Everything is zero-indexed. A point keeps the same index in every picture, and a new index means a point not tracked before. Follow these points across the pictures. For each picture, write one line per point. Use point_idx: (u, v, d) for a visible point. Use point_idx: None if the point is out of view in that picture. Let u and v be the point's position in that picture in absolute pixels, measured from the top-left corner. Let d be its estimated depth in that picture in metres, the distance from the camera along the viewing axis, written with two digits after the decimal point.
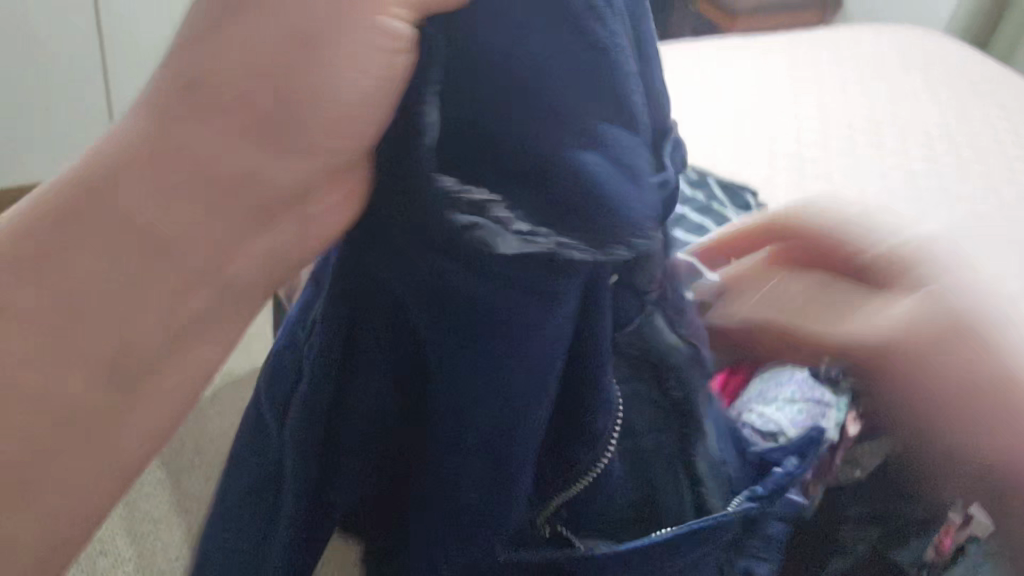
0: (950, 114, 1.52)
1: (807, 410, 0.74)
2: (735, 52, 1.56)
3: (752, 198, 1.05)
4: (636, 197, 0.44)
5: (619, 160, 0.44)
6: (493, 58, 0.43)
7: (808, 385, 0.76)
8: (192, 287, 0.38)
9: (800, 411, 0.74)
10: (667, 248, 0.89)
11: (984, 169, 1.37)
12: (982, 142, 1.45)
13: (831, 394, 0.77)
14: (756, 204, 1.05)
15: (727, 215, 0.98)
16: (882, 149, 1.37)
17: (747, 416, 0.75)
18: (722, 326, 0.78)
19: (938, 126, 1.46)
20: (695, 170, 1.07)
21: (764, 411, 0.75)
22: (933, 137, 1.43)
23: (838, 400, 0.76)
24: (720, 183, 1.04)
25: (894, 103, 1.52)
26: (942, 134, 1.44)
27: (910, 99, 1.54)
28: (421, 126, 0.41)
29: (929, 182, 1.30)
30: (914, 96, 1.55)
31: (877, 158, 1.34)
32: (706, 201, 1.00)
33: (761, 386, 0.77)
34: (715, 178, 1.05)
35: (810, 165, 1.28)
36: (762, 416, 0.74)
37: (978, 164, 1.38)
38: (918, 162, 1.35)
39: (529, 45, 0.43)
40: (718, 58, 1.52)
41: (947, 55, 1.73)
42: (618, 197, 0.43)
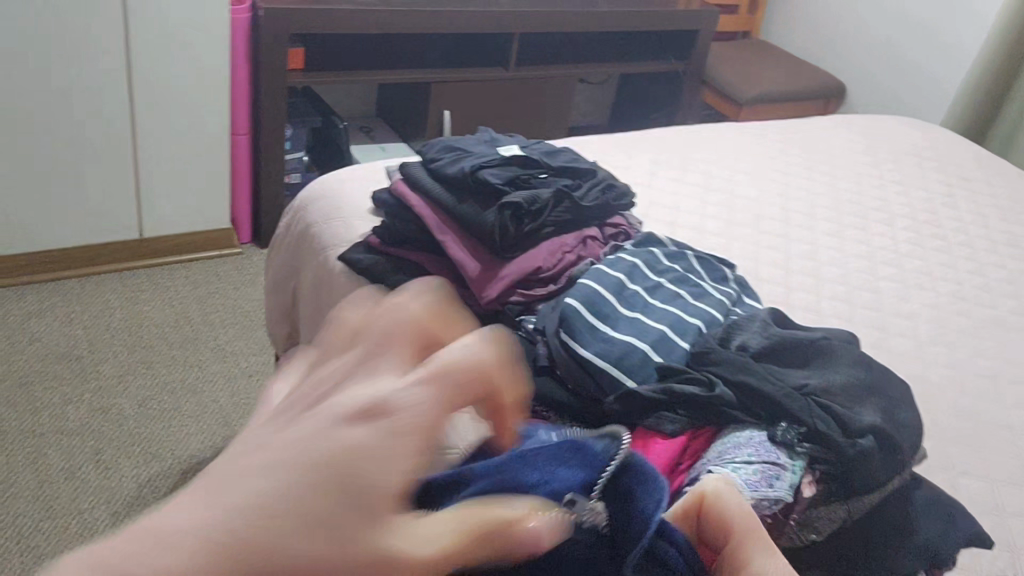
0: (929, 184, 1.61)
1: (762, 471, 0.73)
2: (723, 134, 1.69)
3: (730, 272, 1.11)
4: (795, 448, 0.76)
5: (795, 521, 0.73)
6: (817, 531, 0.73)
7: (764, 448, 0.75)
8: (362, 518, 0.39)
9: (754, 471, 0.72)
10: (641, 316, 0.94)
11: (956, 236, 1.44)
12: (960, 210, 1.54)
13: (788, 457, 0.75)
14: (734, 278, 1.10)
15: (702, 287, 1.03)
16: (856, 215, 1.46)
17: (704, 478, 0.73)
18: (688, 387, 0.82)
19: (925, 212, 1.51)
20: (674, 244, 1.12)
21: (721, 472, 0.73)
22: (911, 202, 1.53)
23: (793, 463, 0.74)
24: (699, 256, 1.10)
25: (879, 175, 1.62)
26: (920, 201, 1.54)
27: (893, 173, 1.64)
28: (788, 514, 0.73)
29: (905, 249, 1.38)
30: (896, 168, 1.66)
31: (850, 226, 1.42)
32: (682, 273, 1.05)
33: (720, 447, 0.77)
34: (693, 252, 1.10)
35: (795, 229, 1.37)
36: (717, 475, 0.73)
37: (957, 231, 1.46)
38: (897, 228, 1.44)
39: (821, 527, 0.73)
40: (706, 139, 1.65)
41: (935, 146, 1.79)
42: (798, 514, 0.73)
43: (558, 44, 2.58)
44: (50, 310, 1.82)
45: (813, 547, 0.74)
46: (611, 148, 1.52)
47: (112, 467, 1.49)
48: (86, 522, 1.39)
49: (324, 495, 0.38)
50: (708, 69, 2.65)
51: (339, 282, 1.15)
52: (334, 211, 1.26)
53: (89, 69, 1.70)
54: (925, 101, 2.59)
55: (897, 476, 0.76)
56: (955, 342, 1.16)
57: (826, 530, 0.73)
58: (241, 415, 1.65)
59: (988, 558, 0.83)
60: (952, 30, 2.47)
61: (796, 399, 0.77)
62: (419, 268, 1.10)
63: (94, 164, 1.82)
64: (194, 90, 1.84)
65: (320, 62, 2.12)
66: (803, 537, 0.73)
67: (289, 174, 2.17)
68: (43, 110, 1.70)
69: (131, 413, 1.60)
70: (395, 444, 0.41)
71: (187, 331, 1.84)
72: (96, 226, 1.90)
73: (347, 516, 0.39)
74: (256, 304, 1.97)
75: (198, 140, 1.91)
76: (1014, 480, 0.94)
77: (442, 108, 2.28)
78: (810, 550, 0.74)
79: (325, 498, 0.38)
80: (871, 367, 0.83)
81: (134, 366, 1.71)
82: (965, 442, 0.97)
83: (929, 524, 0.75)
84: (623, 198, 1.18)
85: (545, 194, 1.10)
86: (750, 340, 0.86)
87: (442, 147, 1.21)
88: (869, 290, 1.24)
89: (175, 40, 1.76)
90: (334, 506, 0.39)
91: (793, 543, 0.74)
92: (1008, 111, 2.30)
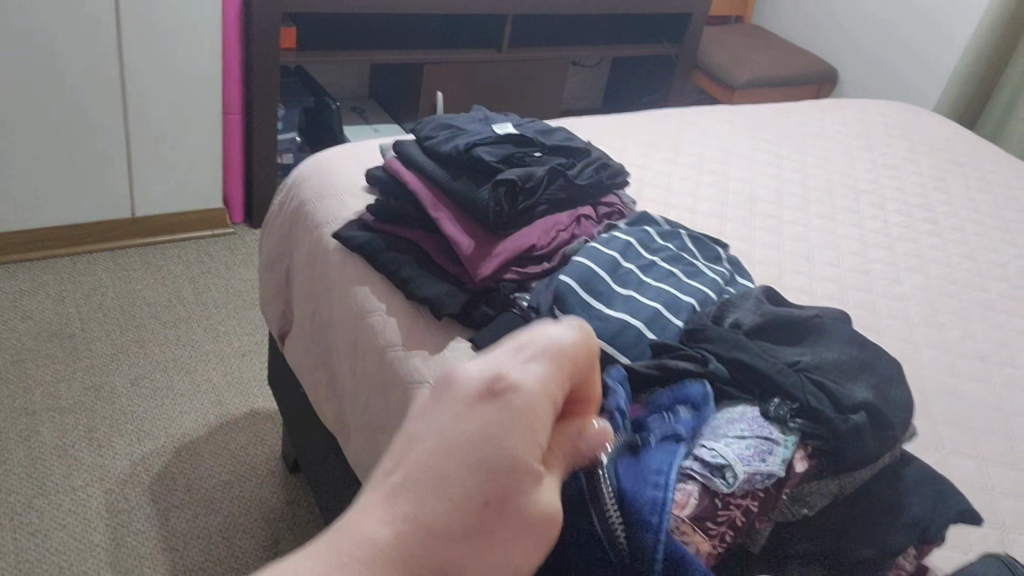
0: (920, 168, 1.62)
1: (755, 446, 0.73)
2: (717, 117, 1.69)
3: (724, 252, 1.11)
4: (788, 424, 0.75)
5: (784, 497, 0.73)
6: (804, 508, 0.74)
7: (757, 424, 0.75)
8: (523, 474, 0.37)
9: (747, 446, 0.73)
10: (635, 294, 0.95)
11: (947, 220, 1.45)
12: (952, 194, 1.54)
13: (781, 432, 0.75)
14: (727, 258, 1.11)
15: (696, 266, 1.03)
16: (848, 198, 1.47)
17: (698, 451, 0.73)
18: (682, 363, 0.82)
19: (916, 196, 1.51)
20: (668, 223, 1.13)
21: (714, 446, 0.73)
22: (904, 186, 1.54)
23: (786, 438, 0.74)
24: (692, 236, 1.10)
25: (871, 158, 1.63)
26: (912, 185, 1.55)
27: (885, 156, 1.65)
28: (778, 490, 0.73)
29: (896, 231, 1.38)
30: (888, 151, 1.67)
31: (843, 208, 1.43)
32: (676, 252, 1.05)
33: (713, 423, 0.78)
34: (687, 231, 1.10)
35: (788, 211, 1.38)
36: (711, 449, 0.73)
37: (948, 215, 1.47)
38: (889, 212, 1.44)
39: (808, 504, 0.74)
40: (700, 121, 1.65)
41: (926, 131, 1.80)
42: (789, 490, 0.73)
43: (552, 27, 2.57)
44: (41, 288, 1.81)
45: (801, 523, 0.74)
46: (605, 129, 1.52)
47: (104, 444, 1.49)
48: (79, 499, 1.39)
49: (473, 459, 0.36)
50: (700, 52, 2.64)
51: (333, 259, 1.15)
52: (328, 189, 1.26)
53: (82, 46, 1.69)
54: (918, 85, 2.59)
55: (888, 452, 0.77)
56: (945, 323, 1.17)
57: (811, 508, 0.74)
58: (233, 394, 1.65)
59: (977, 536, 0.84)
60: (946, 16, 2.46)
61: (789, 374, 0.78)
62: (414, 245, 1.10)
63: (86, 142, 1.81)
64: (185, 67, 1.82)
65: (312, 42, 2.11)
66: (790, 513, 0.73)
67: (281, 154, 2.16)
68: (33, 89, 1.69)
69: (124, 391, 1.60)
70: (527, 402, 0.39)
71: (180, 310, 1.83)
72: (88, 205, 1.89)
73: (492, 514, 0.36)
74: (248, 284, 1.96)
75: (189, 118, 1.90)
76: (1002, 459, 0.95)
77: (435, 90, 2.27)
78: (798, 526, 0.74)
79: (474, 456, 0.37)
80: (863, 344, 0.84)
81: (126, 345, 1.71)
82: (955, 422, 0.98)
83: (921, 501, 0.76)
84: (618, 177, 1.19)
85: (540, 171, 1.10)
86: (747, 315, 0.87)
87: (437, 124, 1.21)
88: (861, 272, 1.25)
89: (166, 17, 1.74)
90: (491, 481, 0.36)
91: (780, 519, 0.74)
92: (999, 97, 2.31)
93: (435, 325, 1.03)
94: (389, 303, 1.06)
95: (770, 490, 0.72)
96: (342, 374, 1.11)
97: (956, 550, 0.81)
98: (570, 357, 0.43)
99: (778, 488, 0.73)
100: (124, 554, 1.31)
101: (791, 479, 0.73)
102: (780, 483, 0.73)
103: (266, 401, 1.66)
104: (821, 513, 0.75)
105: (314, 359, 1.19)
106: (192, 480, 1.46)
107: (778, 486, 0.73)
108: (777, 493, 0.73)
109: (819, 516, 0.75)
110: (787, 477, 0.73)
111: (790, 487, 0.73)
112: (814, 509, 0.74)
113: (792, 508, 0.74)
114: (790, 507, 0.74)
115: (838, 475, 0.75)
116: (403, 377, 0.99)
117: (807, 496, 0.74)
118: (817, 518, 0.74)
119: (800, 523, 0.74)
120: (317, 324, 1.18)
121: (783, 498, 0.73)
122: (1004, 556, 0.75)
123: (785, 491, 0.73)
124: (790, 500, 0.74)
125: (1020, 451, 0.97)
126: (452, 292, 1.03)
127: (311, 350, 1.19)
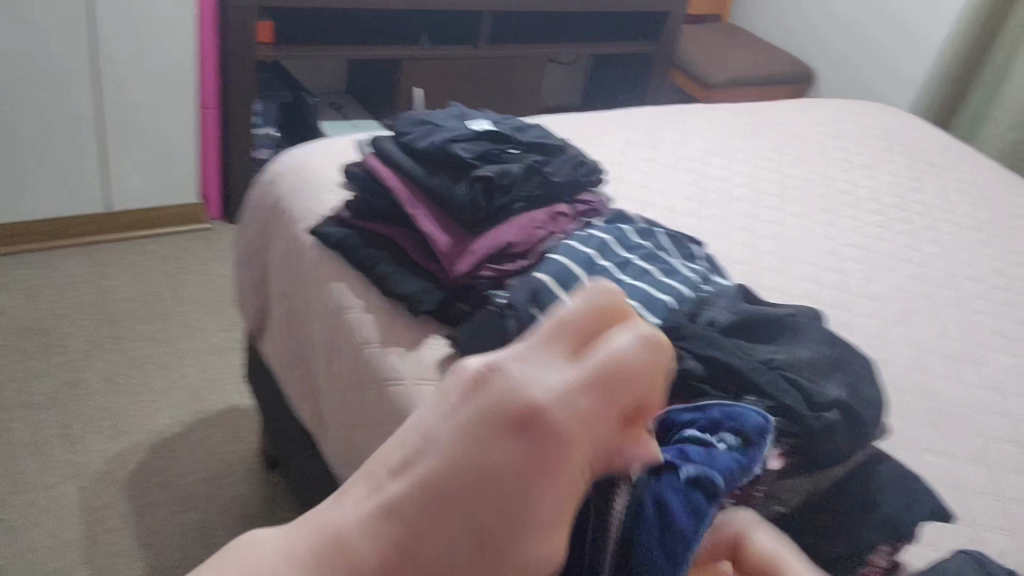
0: (895, 169, 1.64)
1: None
2: (696, 115, 1.70)
3: (699, 250, 1.12)
4: None
5: (756, 495, 0.74)
6: (777, 507, 0.75)
7: None
8: None
9: None
10: None
11: (920, 220, 1.47)
12: (925, 194, 1.56)
13: None
14: (702, 255, 1.11)
15: (672, 264, 1.04)
16: (823, 196, 1.48)
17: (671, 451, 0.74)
18: None
19: (891, 195, 1.53)
20: (645, 221, 1.13)
21: None
22: (879, 186, 1.55)
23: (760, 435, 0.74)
24: (668, 234, 1.11)
25: (847, 158, 1.64)
26: (887, 185, 1.56)
27: (861, 156, 1.66)
28: (751, 490, 0.73)
29: (870, 231, 1.40)
30: (864, 151, 1.68)
31: (818, 207, 1.44)
32: (652, 250, 1.06)
33: None
34: (662, 229, 1.11)
35: (764, 209, 1.39)
36: None
37: (921, 215, 1.48)
38: (863, 211, 1.46)
39: (781, 503, 0.75)
40: (679, 119, 1.66)
41: (901, 131, 1.82)
42: (762, 488, 0.74)
43: (530, 25, 2.57)
44: (14, 284, 1.79)
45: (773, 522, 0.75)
46: (583, 127, 1.52)
47: (79, 441, 1.48)
48: (53, 496, 1.37)
49: None
50: (678, 52, 2.66)
51: (309, 256, 1.15)
52: (304, 185, 1.25)
53: (55, 37, 1.67)
54: (893, 86, 2.61)
55: (860, 449, 0.77)
56: (918, 322, 1.18)
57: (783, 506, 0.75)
58: (210, 391, 1.64)
59: (947, 533, 0.85)
60: (920, 18, 2.49)
61: (763, 372, 0.78)
62: (391, 241, 1.10)
63: (59, 135, 1.78)
64: (160, 60, 1.81)
65: (289, 36, 2.10)
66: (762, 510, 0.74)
67: (258, 149, 2.15)
68: (5, 80, 1.67)
69: (98, 388, 1.59)
70: None
71: (155, 306, 1.82)
72: (62, 199, 1.87)
73: None
74: (225, 280, 1.95)
75: (164, 111, 1.88)
76: (972, 457, 0.96)
77: (413, 86, 2.27)
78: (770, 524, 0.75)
79: None
80: (834, 342, 0.84)
81: (101, 341, 1.70)
82: (927, 420, 0.99)
83: (894, 498, 0.76)
84: (596, 175, 1.20)
85: (516, 168, 1.10)
86: (722, 314, 0.88)
87: (414, 121, 1.21)
88: (835, 271, 1.26)
89: (141, 10, 1.72)
90: None
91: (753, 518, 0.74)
92: (974, 97, 2.33)
93: (413, 323, 1.03)
94: (365, 299, 1.06)
95: (744, 489, 0.73)
96: (318, 372, 1.10)
97: (926, 547, 0.82)
98: (625, 368, 0.55)
99: (751, 485, 0.73)
100: (99, 552, 1.30)
101: (765, 479, 0.74)
102: (753, 481, 0.73)
103: (243, 397, 1.65)
104: (794, 512, 0.75)
105: (291, 357, 1.18)
106: (168, 479, 1.45)
107: (751, 485, 0.73)
108: (749, 491, 0.73)
109: (792, 514, 0.75)
110: (761, 476, 0.74)
111: (763, 487, 0.74)
112: (786, 507, 0.75)
113: (765, 507, 0.74)
114: (761, 505, 0.74)
115: (810, 473, 0.76)
116: (380, 373, 0.99)
117: (779, 494, 0.75)
118: (789, 515, 0.75)
119: (772, 520, 0.75)
120: (293, 322, 1.18)
121: (755, 498, 0.74)
122: (972, 551, 0.76)
123: (755, 489, 0.73)
124: (763, 499, 0.74)
125: (990, 448, 0.98)
126: (429, 290, 1.03)
127: (287, 348, 1.19)
